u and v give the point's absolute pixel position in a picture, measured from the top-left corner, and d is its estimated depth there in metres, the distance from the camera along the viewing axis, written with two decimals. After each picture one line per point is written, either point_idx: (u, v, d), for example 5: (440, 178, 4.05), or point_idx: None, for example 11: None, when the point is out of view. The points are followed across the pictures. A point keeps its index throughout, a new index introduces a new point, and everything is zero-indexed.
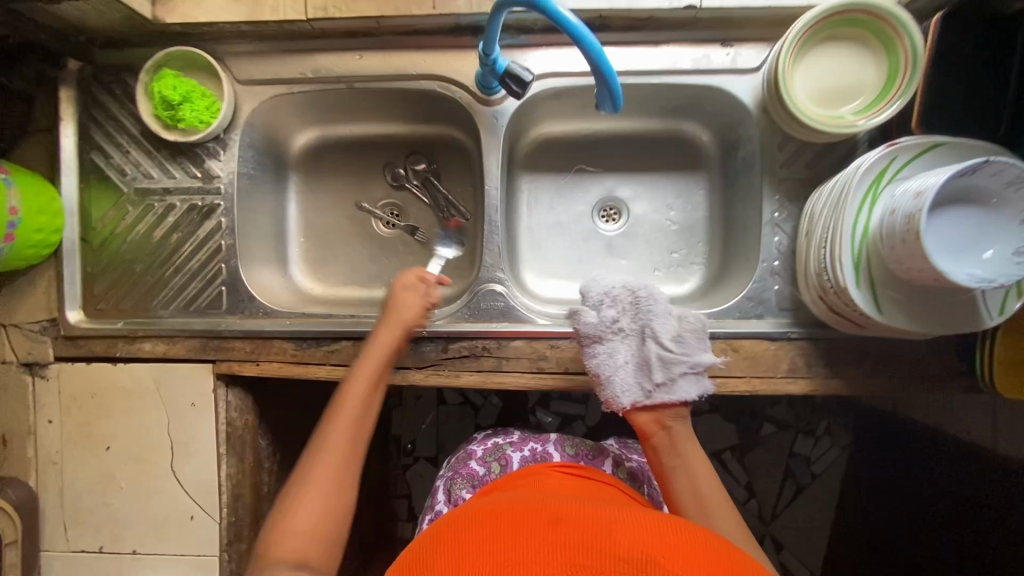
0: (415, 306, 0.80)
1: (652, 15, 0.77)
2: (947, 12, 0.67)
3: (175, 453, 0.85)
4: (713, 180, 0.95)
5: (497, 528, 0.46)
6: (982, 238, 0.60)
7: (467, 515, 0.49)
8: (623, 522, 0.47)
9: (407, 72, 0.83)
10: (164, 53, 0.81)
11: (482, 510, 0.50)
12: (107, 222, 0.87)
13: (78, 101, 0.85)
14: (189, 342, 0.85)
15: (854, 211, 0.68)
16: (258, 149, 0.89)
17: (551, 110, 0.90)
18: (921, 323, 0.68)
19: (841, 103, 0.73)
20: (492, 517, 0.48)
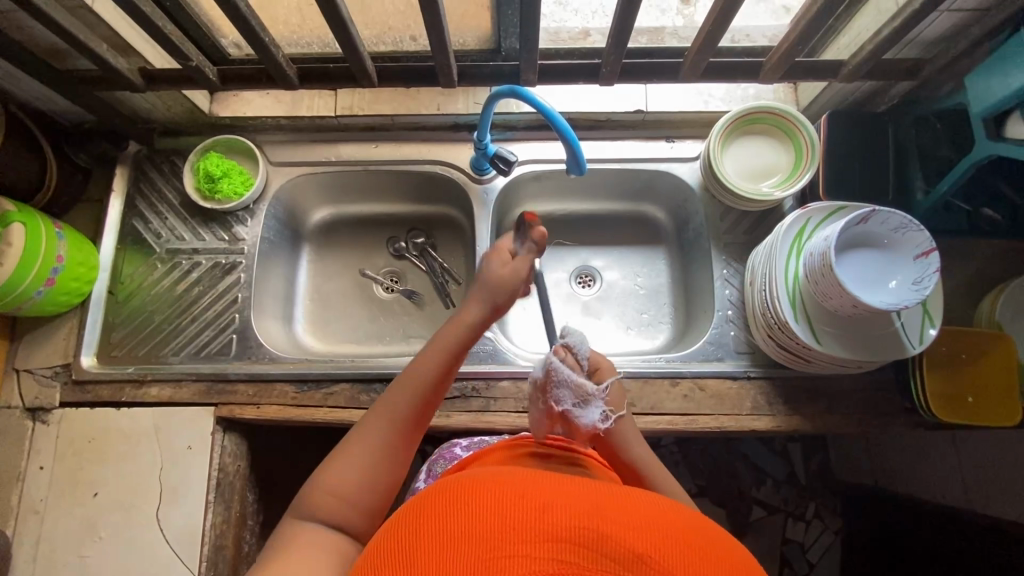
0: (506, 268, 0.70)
1: (609, 117, 0.99)
2: (829, 114, 0.89)
3: (162, 499, 0.86)
4: (671, 251, 1.10)
5: (481, 507, 0.41)
6: (883, 274, 0.73)
7: (452, 491, 0.44)
8: (611, 500, 0.43)
9: (413, 158, 1.01)
10: (212, 139, 0.98)
11: (466, 484, 0.45)
12: (136, 276, 0.97)
13: (130, 176, 1.00)
14: (195, 386, 0.90)
15: (784, 261, 0.82)
16: (280, 219, 1.04)
17: (533, 191, 1.08)
18: (859, 353, 0.79)
19: (767, 177, 0.91)
20: (481, 494, 0.43)
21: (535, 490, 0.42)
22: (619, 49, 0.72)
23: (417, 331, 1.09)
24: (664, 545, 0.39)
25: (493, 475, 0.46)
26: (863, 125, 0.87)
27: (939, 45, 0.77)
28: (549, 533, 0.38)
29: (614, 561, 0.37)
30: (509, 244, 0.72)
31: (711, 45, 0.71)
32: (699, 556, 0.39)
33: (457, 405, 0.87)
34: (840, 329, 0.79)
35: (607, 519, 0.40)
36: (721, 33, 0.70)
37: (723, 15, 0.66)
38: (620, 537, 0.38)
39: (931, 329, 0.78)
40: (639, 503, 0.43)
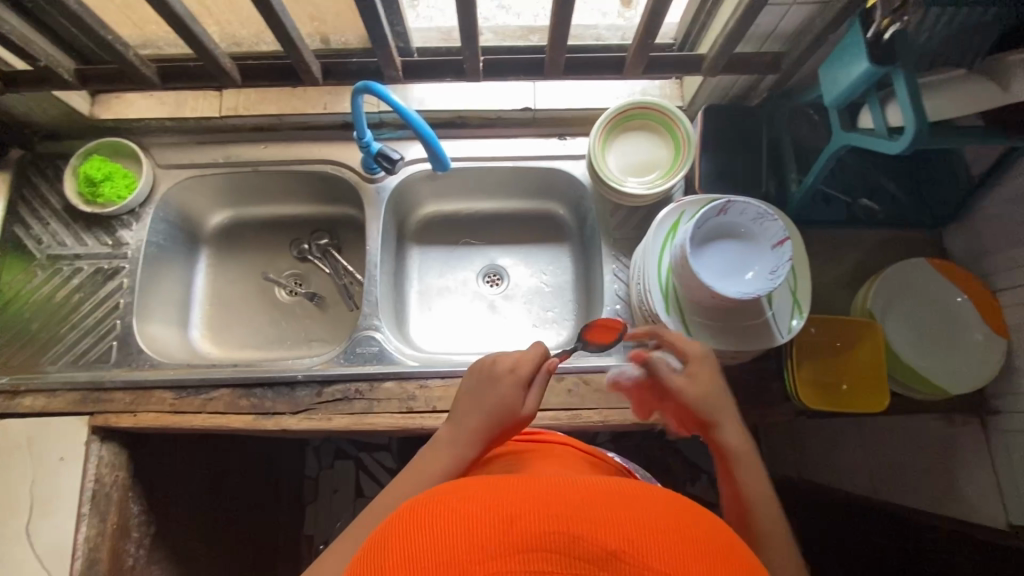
0: (512, 403, 0.66)
1: (499, 115, 0.99)
2: (704, 109, 0.90)
3: (32, 513, 0.83)
4: (575, 247, 1.10)
5: (448, 526, 0.36)
6: (745, 263, 0.74)
7: (410, 514, 0.39)
8: (584, 496, 0.39)
9: (304, 157, 1.00)
10: (93, 143, 0.96)
11: (418, 505, 0.39)
12: (15, 284, 0.94)
13: (13, 182, 0.98)
14: (70, 395, 0.88)
15: (657, 256, 0.82)
16: (171, 223, 1.02)
17: (432, 191, 1.08)
18: (730, 344, 0.79)
19: (653, 170, 0.90)
20: (447, 512, 0.38)
21: (503, 497, 0.38)
22: (472, 43, 0.73)
23: (320, 334, 1.08)
24: (639, 535, 0.35)
25: (451, 486, 0.42)
26: (738, 119, 0.88)
27: (794, 39, 0.78)
28: (518, 543, 0.34)
29: (586, 562, 0.34)
30: (521, 371, 0.68)
31: (562, 44, 0.74)
32: (684, 541, 0.36)
33: (339, 408, 0.86)
34: (711, 320, 0.79)
35: (580, 517, 0.36)
36: (565, 28, 0.71)
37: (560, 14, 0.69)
38: (592, 536, 0.35)
39: (798, 320, 0.78)
40: (608, 492, 0.40)
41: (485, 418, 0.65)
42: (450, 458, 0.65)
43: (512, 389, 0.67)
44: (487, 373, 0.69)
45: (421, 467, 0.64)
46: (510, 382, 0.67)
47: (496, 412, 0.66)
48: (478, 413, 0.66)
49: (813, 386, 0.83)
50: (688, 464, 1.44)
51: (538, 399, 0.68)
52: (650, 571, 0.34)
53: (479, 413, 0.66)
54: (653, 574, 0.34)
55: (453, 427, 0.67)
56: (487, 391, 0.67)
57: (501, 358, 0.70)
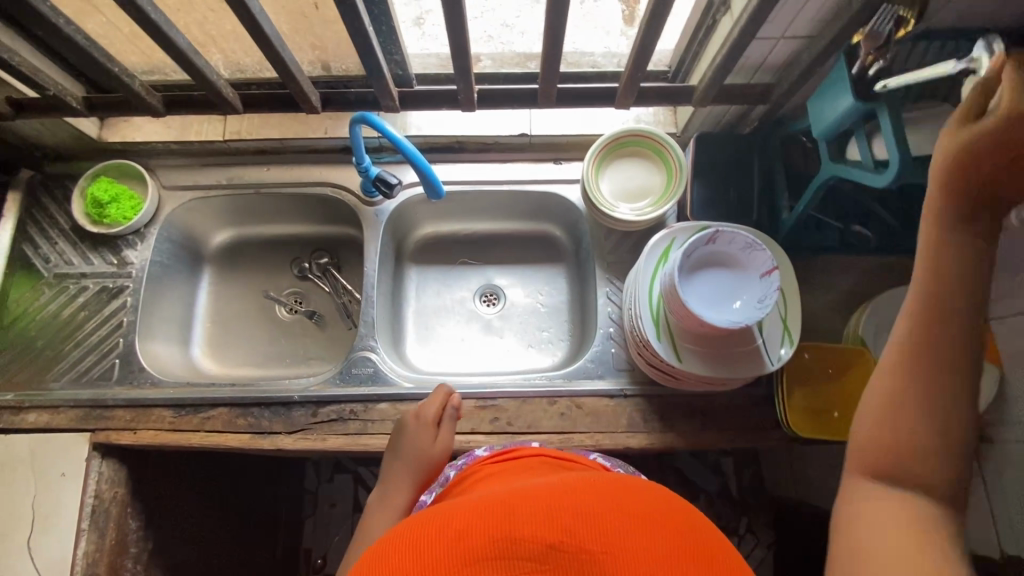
0: (428, 446, 0.80)
1: (496, 140, 1.01)
2: (697, 136, 0.91)
3: (33, 528, 0.85)
4: (571, 268, 1.12)
5: (413, 559, 0.43)
6: (733, 292, 0.75)
7: (378, 557, 0.45)
8: (520, 502, 0.46)
9: (306, 180, 1.02)
10: (101, 165, 0.99)
11: (388, 540, 0.47)
12: (23, 301, 0.97)
13: (23, 202, 1.01)
14: (72, 412, 0.90)
15: (648, 281, 0.83)
16: (174, 243, 1.04)
17: (431, 212, 1.10)
18: (720, 372, 0.79)
19: (644, 197, 0.92)
20: (408, 544, 0.45)
21: (455, 517, 0.46)
22: (465, 74, 0.75)
23: (319, 352, 1.09)
24: (570, 524, 0.44)
25: (411, 520, 0.49)
26: (730, 146, 0.90)
27: (783, 71, 0.79)
28: (472, 557, 0.42)
29: (530, 560, 0.42)
30: (429, 414, 0.82)
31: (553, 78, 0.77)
32: (612, 518, 0.45)
33: (334, 428, 0.88)
34: (702, 347, 0.80)
35: (517, 522, 0.44)
36: (555, 61, 0.74)
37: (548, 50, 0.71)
38: (530, 536, 0.43)
39: (785, 349, 0.79)
40: (543, 495, 0.47)
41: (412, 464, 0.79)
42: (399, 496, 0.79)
43: (424, 435, 0.81)
44: (402, 428, 0.83)
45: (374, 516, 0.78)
46: (421, 429, 0.82)
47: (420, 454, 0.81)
48: (406, 461, 0.80)
49: (812, 419, 0.83)
50: (686, 484, 1.43)
51: (449, 435, 0.83)
52: (583, 551, 0.42)
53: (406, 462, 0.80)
54: (586, 552, 0.42)
55: (390, 476, 0.81)
56: (406, 442, 0.81)
57: (409, 412, 0.83)
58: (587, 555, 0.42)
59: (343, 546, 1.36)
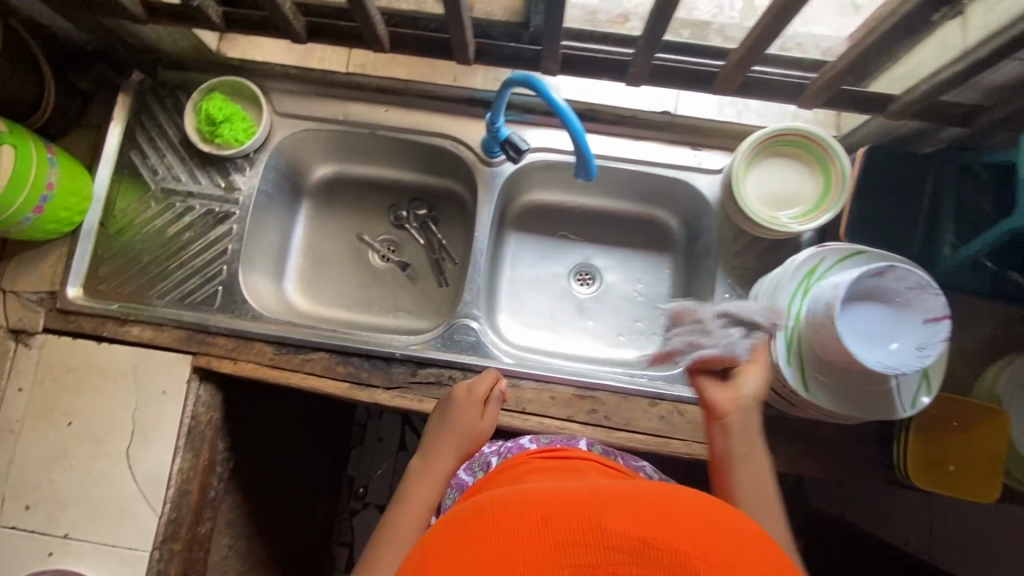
0: (479, 423, 0.75)
1: (634, 115, 0.93)
2: (869, 147, 0.81)
3: (134, 437, 0.87)
4: (678, 261, 1.06)
5: (489, 536, 0.40)
6: (890, 332, 0.69)
7: (446, 529, 0.42)
8: (605, 494, 0.42)
9: (424, 128, 0.96)
10: (217, 80, 0.94)
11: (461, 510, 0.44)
12: (129, 212, 0.95)
13: (131, 105, 0.96)
14: (175, 332, 0.90)
15: (788, 299, 0.79)
16: (280, 172, 1.01)
17: (545, 179, 1.04)
18: (845, 408, 0.76)
19: (791, 205, 0.85)
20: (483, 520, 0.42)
21: (526, 501, 0.42)
22: (650, 46, 0.68)
23: (407, 305, 1.08)
24: (665, 525, 0.39)
25: (483, 498, 0.45)
26: (905, 164, 0.79)
27: (1000, 94, 0.70)
28: (554, 545, 0.38)
29: (615, 553, 0.38)
30: (480, 392, 0.78)
31: (747, 62, 0.69)
32: (702, 528, 0.40)
33: (431, 391, 0.87)
34: (831, 379, 0.76)
35: (606, 514, 0.40)
36: (758, 51, 0.67)
37: (757, 40, 0.65)
38: (618, 529, 0.39)
39: (926, 397, 0.75)
40: (634, 490, 0.43)
41: (461, 434, 0.74)
42: (436, 469, 0.72)
43: (474, 410, 0.76)
44: (448, 400, 0.78)
45: (414, 486, 0.71)
46: (469, 402, 0.77)
47: (462, 427, 0.75)
48: (452, 431, 0.74)
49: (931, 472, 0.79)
50: None
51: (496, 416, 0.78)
52: (680, 557, 0.37)
53: (452, 433, 0.74)
54: (683, 561, 0.37)
55: (428, 447, 0.75)
56: (456, 412, 0.76)
57: (456, 385, 0.79)
58: (682, 560, 0.37)
59: (388, 481, 1.40)
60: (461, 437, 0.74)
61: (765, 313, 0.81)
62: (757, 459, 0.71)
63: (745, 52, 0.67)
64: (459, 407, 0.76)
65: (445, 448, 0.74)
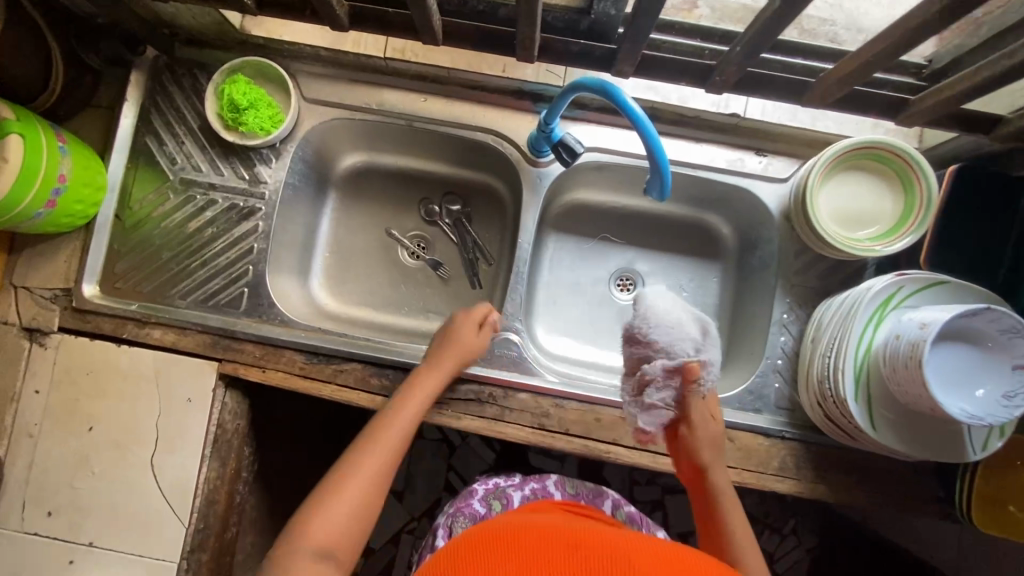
0: (476, 342, 0.80)
1: (697, 115, 0.86)
2: (960, 165, 0.75)
3: (158, 445, 0.83)
4: (727, 271, 1.00)
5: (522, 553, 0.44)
6: (975, 377, 0.65)
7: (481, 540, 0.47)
8: (632, 541, 0.46)
9: (465, 122, 0.89)
10: (240, 60, 0.85)
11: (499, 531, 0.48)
12: (146, 204, 0.88)
13: (146, 85, 0.89)
14: (199, 336, 0.85)
15: (860, 328, 0.73)
16: (307, 163, 0.93)
17: (591, 178, 0.97)
18: (912, 447, 0.72)
19: (866, 224, 0.79)
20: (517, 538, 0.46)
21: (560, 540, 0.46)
22: (749, 54, 0.63)
23: (439, 307, 1.01)
24: None
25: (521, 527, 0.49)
26: (996, 189, 0.73)
27: None
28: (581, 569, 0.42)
29: None
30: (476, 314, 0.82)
31: (858, 76, 0.63)
32: None
33: (471, 409, 0.82)
34: (899, 416, 0.72)
35: (634, 558, 0.43)
36: (886, 62, 0.60)
37: (888, 54, 0.59)
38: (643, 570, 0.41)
39: (1000, 441, 0.70)
40: (663, 546, 0.46)
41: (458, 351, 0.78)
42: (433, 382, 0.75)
43: (473, 332, 0.80)
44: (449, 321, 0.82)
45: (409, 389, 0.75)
46: (469, 322, 0.81)
47: (460, 348, 0.79)
48: (451, 347, 0.78)
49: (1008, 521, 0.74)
50: None
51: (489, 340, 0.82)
52: None
53: (452, 348, 0.78)
54: None
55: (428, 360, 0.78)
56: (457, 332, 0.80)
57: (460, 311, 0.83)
58: None
59: None
60: (461, 352, 0.78)
61: (833, 341, 0.76)
62: (736, 505, 0.67)
63: (861, 63, 0.60)
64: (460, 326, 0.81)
65: (442, 358, 0.78)
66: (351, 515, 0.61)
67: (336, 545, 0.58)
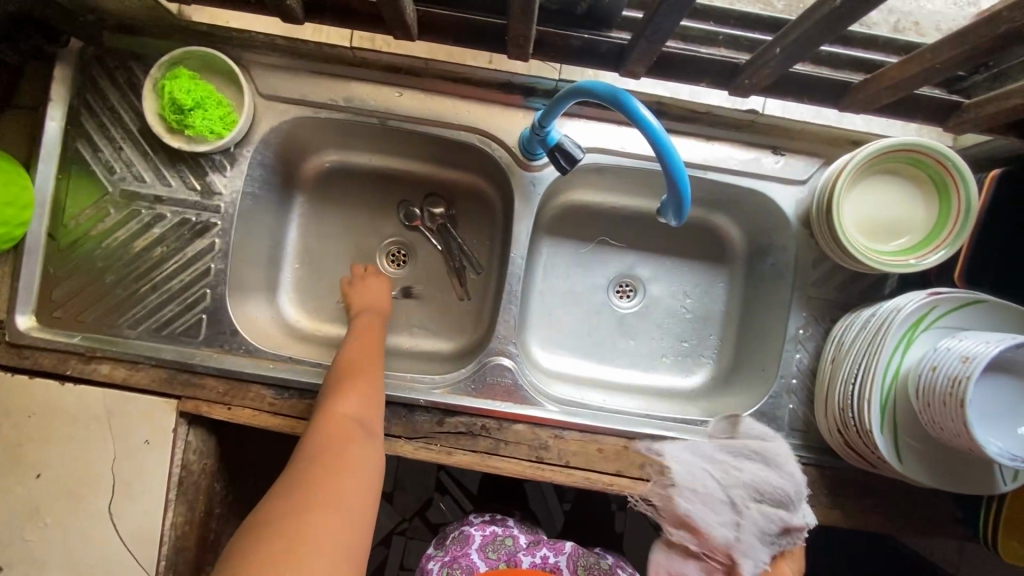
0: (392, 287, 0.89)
1: (708, 110, 0.77)
2: (1005, 170, 0.67)
3: (115, 494, 0.75)
4: (735, 276, 0.93)
5: None
6: (1017, 412, 0.59)
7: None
8: None
9: (446, 119, 0.78)
10: (181, 51, 0.73)
11: None
12: (82, 221, 0.77)
13: (73, 82, 0.76)
14: (154, 371, 0.76)
15: (889, 354, 0.67)
16: (269, 168, 0.82)
17: (589, 179, 0.87)
18: (939, 478, 0.67)
19: (896, 233, 0.71)
20: None
21: None
22: (792, 55, 0.55)
23: (423, 322, 0.93)
24: None
25: None
26: None
27: None
28: None
29: None
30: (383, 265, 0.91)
31: (914, 84, 0.56)
32: None
33: (462, 443, 0.75)
34: (928, 447, 0.67)
35: None
36: (960, 67, 0.53)
37: (964, 59, 0.51)
38: None
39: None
40: None
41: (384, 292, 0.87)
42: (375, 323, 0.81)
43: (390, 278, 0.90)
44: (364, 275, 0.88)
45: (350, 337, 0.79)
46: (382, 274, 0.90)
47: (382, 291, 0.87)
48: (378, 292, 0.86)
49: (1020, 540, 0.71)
50: None
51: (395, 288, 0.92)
52: None
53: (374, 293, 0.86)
54: None
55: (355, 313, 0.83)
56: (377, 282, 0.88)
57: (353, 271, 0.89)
58: None
59: None
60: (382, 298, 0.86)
61: (857, 365, 0.69)
62: None
63: (924, 65, 0.53)
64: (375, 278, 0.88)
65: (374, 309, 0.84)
66: (358, 408, 0.68)
67: (362, 429, 0.66)
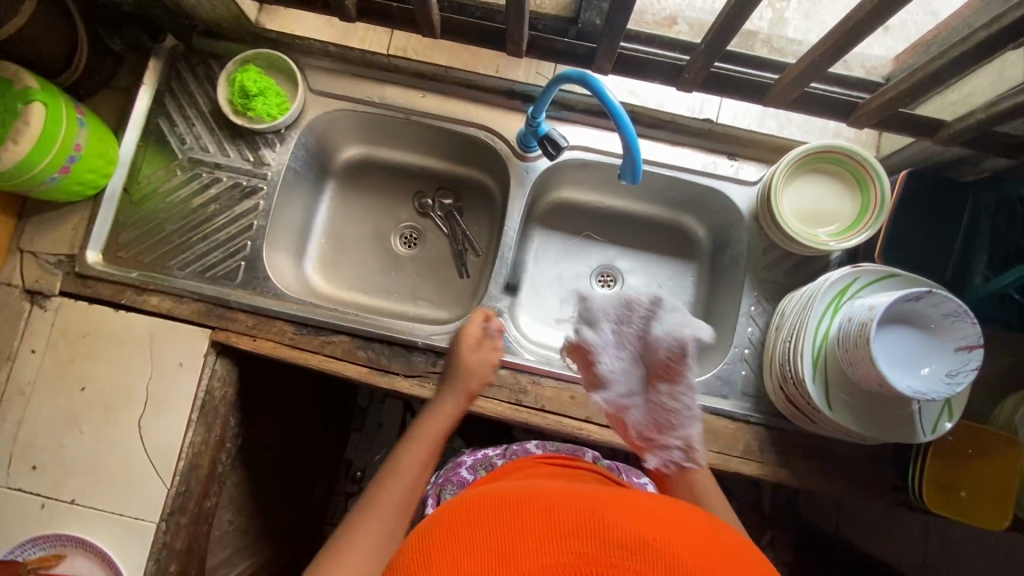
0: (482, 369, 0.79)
1: (674, 119, 0.94)
2: (911, 172, 0.82)
3: (146, 408, 0.86)
4: (702, 270, 1.05)
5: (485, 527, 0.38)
6: (920, 358, 0.70)
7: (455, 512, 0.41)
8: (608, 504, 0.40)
9: (457, 116, 0.95)
10: (253, 52, 0.93)
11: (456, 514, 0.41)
12: (153, 180, 0.94)
13: (162, 71, 0.95)
14: (195, 305, 0.89)
15: (818, 317, 0.78)
16: (310, 151, 1.00)
17: (576, 177, 1.03)
18: (866, 428, 0.76)
19: (828, 222, 0.85)
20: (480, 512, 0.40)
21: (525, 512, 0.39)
22: (712, 52, 0.72)
23: (427, 294, 1.06)
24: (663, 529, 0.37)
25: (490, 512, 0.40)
26: (942, 194, 0.81)
27: None
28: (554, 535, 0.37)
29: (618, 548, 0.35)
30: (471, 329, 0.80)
31: (807, 76, 0.72)
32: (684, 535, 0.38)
33: None
34: (856, 399, 0.77)
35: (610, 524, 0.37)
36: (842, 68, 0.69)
37: None
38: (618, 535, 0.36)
39: (947, 422, 0.75)
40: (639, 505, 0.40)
41: (466, 376, 0.77)
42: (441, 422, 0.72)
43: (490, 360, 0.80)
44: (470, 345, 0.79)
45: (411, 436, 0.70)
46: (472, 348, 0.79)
47: (470, 375, 0.78)
48: (460, 380, 0.77)
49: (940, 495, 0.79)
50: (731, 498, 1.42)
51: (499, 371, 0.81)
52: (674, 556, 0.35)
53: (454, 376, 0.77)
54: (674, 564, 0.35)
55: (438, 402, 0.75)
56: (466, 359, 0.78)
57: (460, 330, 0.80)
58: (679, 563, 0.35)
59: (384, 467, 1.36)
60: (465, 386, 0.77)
61: (793, 329, 0.80)
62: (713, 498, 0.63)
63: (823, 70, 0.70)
64: (468, 355, 0.79)
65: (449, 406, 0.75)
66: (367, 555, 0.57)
67: None
